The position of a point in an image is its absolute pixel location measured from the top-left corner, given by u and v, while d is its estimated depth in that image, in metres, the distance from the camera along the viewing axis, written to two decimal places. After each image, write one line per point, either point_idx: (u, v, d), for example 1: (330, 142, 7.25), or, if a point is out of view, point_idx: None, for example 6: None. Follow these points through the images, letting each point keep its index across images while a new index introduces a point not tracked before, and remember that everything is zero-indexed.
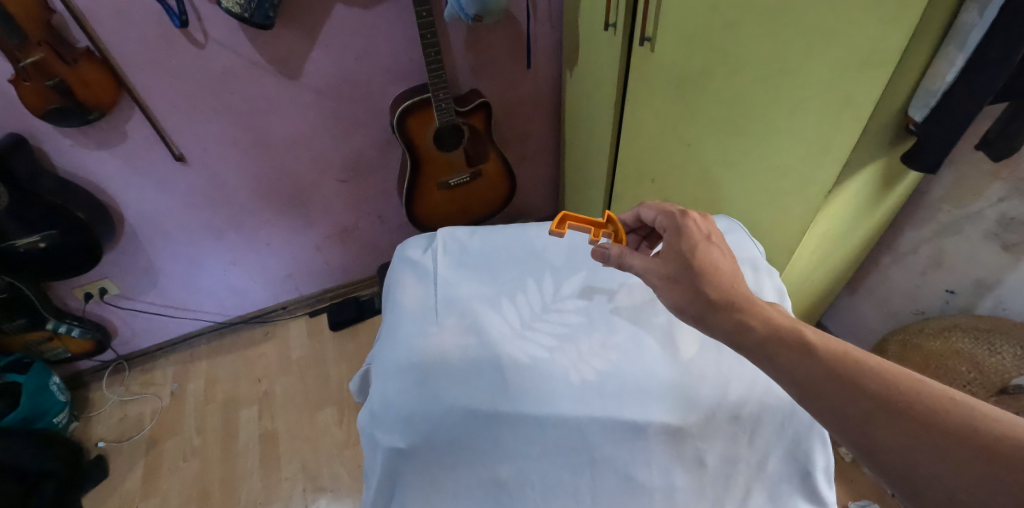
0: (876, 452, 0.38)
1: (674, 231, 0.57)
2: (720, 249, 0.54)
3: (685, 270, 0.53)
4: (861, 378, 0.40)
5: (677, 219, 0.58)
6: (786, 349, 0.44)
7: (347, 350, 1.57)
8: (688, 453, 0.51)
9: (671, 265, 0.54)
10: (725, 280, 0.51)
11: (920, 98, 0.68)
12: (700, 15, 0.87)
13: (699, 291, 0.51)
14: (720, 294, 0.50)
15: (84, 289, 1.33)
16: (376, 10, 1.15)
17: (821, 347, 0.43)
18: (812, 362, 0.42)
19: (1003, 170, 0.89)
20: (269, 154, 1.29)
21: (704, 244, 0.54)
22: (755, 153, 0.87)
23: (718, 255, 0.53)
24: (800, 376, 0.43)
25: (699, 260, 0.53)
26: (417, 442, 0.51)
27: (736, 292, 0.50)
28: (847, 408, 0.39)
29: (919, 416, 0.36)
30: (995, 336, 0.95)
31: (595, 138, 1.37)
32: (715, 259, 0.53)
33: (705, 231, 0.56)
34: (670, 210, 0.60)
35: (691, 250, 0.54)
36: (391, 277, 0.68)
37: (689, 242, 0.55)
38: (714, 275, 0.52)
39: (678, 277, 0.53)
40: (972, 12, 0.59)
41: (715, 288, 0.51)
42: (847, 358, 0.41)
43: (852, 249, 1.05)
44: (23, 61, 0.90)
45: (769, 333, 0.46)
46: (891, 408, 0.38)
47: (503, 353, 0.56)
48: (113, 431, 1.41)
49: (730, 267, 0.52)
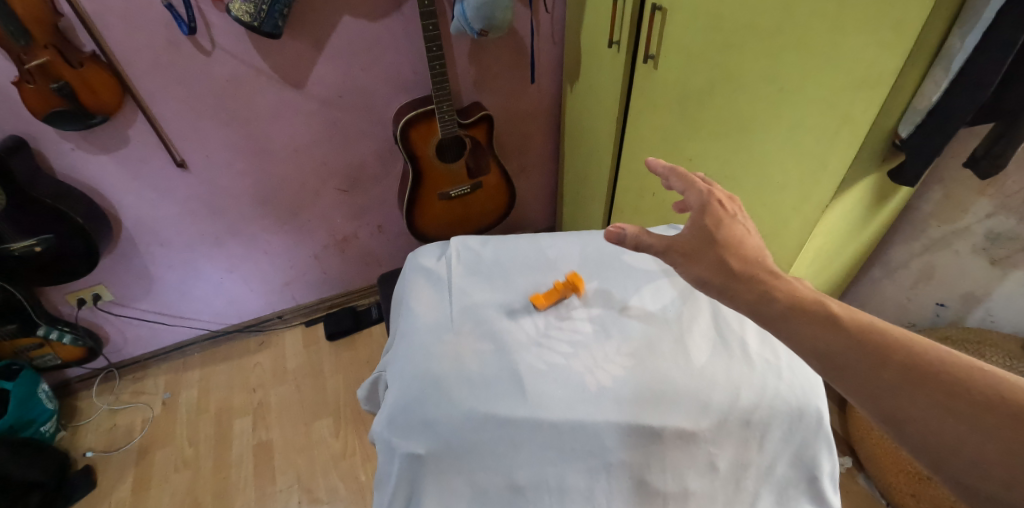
0: (902, 423, 0.36)
1: (700, 208, 0.53)
2: (745, 228, 0.52)
3: (709, 246, 0.51)
4: (885, 349, 0.39)
5: (706, 196, 0.54)
6: (807, 320, 0.43)
7: (343, 360, 1.56)
8: (701, 458, 0.52)
9: (692, 242, 0.51)
10: (753, 257, 0.49)
11: (908, 116, 0.71)
12: (703, 34, 0.90)
13: (722, 262, 0.49)
14: (745, 267, 0.48)
15: (77, 296, 1.31)
16: (383, 22, 1.17)
17: (846, 318, 0.41)
18: (835, 331, 0.41)
19: (989, 187, 0.93)
20: (271, 162, 1.29)
21: (730, 224, 0.52)
22: (755, 167, 0.90)
23: (743, 233, 0.51)
24: (822, 347, 0.41)
25: (723, 237, 0.51)
26: (437, 449, 0.51)
27: (761, 264, 0.48)
28: (873, 380, 0.38)
29: (947, 386, 0.36)
30: (985, 348, 0.99)
31: (594, 153, 1.39)
32: (741, 239, 0.51)
33: (731, 211, 0.54)
34: (698, 188, 0.55)
35: (715, 227, 0.52)
36: (405, 285, 0.69)
37: (715, 219, 0.52)
38: (738, 250, 0.50)
39: (698, 251, 0.51)
40: (956, 38, 0.63)
41: (740, 262, 0.49)
42: (871, 327, 0.40)
43: (847, 263, 1.07)
44: (28, 63, 0.89)
45: (790, 304, 0.44)
46: (919, 378, 0.37)
47: (519, 360, 0.56)
48: (101, 441, 1.37)
49: (754, 245, 0.51)
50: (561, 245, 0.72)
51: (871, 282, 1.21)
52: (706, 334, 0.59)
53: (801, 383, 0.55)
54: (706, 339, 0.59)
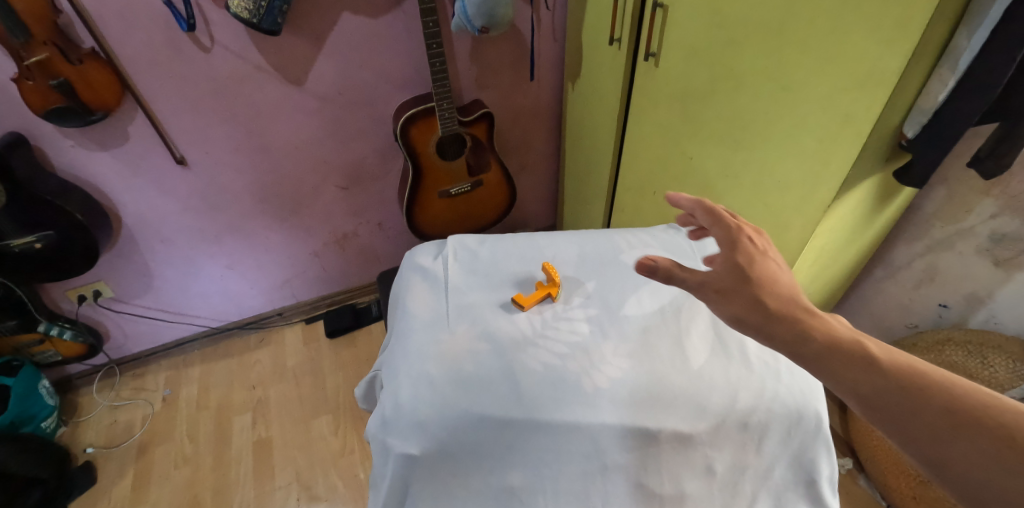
0: (948, 469, 0.36)
1: (728, 243, 0.51)
2: (777, 262, 0.50)
3: (742, 280, 0.48)
4: (927, 391, 0.38)
5: (732, 231, 0.52)
6: (847, 362, 0.41)
7: (343, 358, 1.56)
8: (698, 461, 0.52)
9: (726, 277, 0.49)
10: (787, 292, 0.47)
11: (913, 116, 0.70)
12: (705, 31, 0.89)
13: (757, 299, 0.47)
14: (780, 304, 0.46)
15: (77, 292, 1.31)
16: (383, 19, 1.16)
17: (885, 360, 0.40)
18: (876, 375, 0.40)
19: (994, 187, 0.92)
20: (271, 160, 1.29)
21: (761, 258, 0.50)
22: (757, 167, 0.89)
23: (776, 267, 0.49)
24: (863, 390, 0.40)
25: (757, 272, 0.49)
26: (432, 450, 0.50)
27: (796, 302, 0.46)
28: (916, 424, 0.37)
29: (994, 434, 0.35)
30: (988, 350, 0.99)
31: (596, 151, 1.38)
32: (776, 274, 0.48)
33: (762, 247, 0.51)
34: (726, 222, 0.53)
35: (747, 262, 0.50)
36: (401, 283, 0.69)
37: (746, 255, 0.50)
38: (772, 287, 0.47)
39: (733, 288, 0.48)
40: (963, 36, 0.62)
41: (774, 297, 0.47)
42: (911, 369, 0.39)
43: (849, 263, 1.06)
44: (28, 60, 0.89)
45: (827, 344, 0.42)
46: (963, 424, 0.36)
47: (515, 360, 0.55)
48: (102, 437, 1.38)
49: (787, 279, 0.48)
50: (559, 245, 0.71)
51: (873, 282, 1.20)
52: (705, 336, 0.59)
53: (800, 386, 0.54)
54: (704, 340, 0.58)
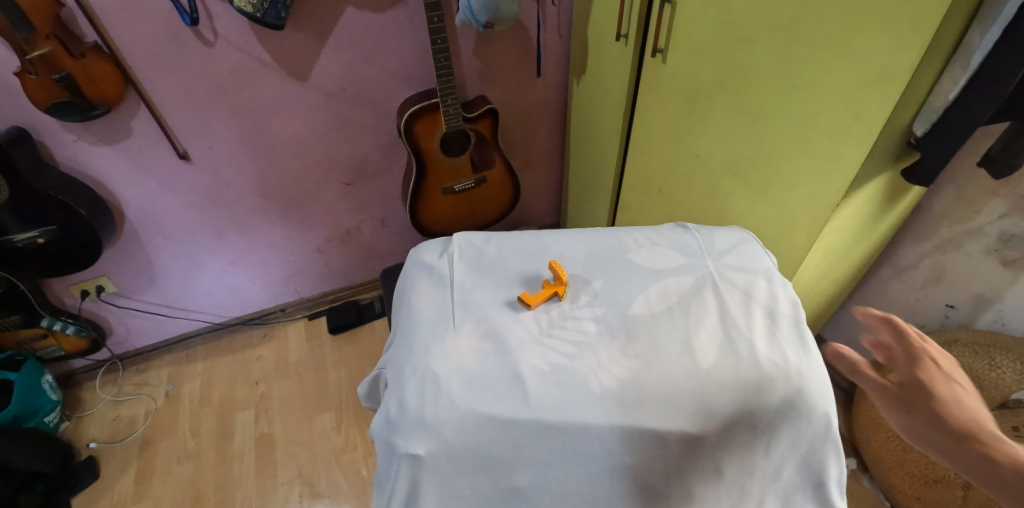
0: None
1: (913, 367, 0.46)
2: (963, 384, 0.45)
3: (929, 408, 0.43)
4: None
5: (914, 349, 0.47)
6: None
7: (346, 355, 1.56)
8: (706, 463, 0.52)
9: (914, 407, 0.44)
10: (979, 420, 0.42)
11: (923, 113, 0.69)
12: (714, 28, 0.88)
13: (945, 428, 0.42)
14: (970, 431, 0.42)
15: (81, 287, 1.31)
16: (387, 14, 1.15)
17: None
18: None
19: (1003, 187, 0.90)
20: (274, 155, 1.28)
21: (951, 382, 0.45)
22: (765, 165, 0.88)
23: (964, 391, 0.44)
24: None
25: (948, 399, 0.43)
26: (437, 451, 0.50)
27: (987, 430, 0.41)
28: None
29: None
30: (995, 352, 0.97)
31: (601, 148, 1.37)
32: (967, 400, 0.43)
33: (949, 369, 0.46)
34: (911, 342, 0.47)
35: (935, 389, 0.44)
36: (406, 281, 0.68)
37: (936, 382, 0.45)
38: (964, 415, 0.43)
39: (921, 418, 0.44)
40: (976, 34, 0.60)
41: (963, 425, 0.42)
42: None
43: (857, 262, 1.06)
44: (31, 54, 0.88)
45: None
46: None
47: (521, 360, 0.55)
48: (105, 431, 1.38)
49: (975, 403, 0.44)
50: (565, 243, 0.70)
51: (879, 281, 1.19)
52: (713, 335, 0.58)
53: (809, 387, 0.53)
54: (712, 340, 0.57)
